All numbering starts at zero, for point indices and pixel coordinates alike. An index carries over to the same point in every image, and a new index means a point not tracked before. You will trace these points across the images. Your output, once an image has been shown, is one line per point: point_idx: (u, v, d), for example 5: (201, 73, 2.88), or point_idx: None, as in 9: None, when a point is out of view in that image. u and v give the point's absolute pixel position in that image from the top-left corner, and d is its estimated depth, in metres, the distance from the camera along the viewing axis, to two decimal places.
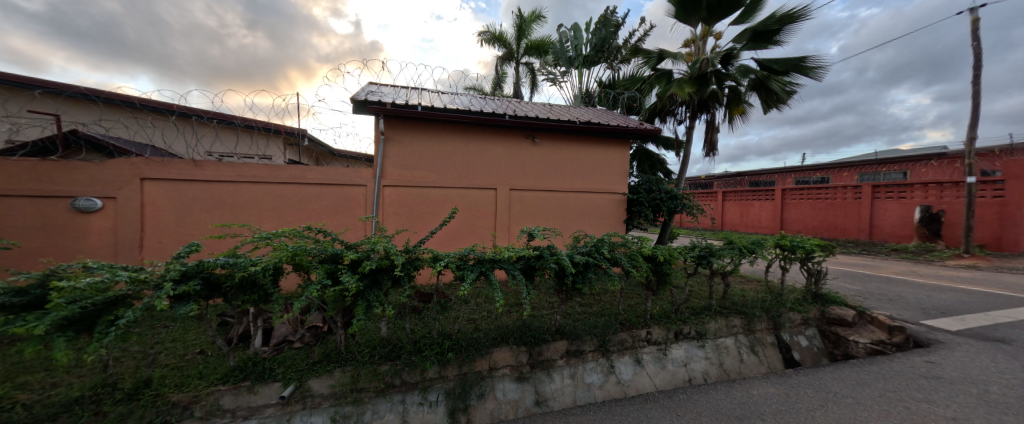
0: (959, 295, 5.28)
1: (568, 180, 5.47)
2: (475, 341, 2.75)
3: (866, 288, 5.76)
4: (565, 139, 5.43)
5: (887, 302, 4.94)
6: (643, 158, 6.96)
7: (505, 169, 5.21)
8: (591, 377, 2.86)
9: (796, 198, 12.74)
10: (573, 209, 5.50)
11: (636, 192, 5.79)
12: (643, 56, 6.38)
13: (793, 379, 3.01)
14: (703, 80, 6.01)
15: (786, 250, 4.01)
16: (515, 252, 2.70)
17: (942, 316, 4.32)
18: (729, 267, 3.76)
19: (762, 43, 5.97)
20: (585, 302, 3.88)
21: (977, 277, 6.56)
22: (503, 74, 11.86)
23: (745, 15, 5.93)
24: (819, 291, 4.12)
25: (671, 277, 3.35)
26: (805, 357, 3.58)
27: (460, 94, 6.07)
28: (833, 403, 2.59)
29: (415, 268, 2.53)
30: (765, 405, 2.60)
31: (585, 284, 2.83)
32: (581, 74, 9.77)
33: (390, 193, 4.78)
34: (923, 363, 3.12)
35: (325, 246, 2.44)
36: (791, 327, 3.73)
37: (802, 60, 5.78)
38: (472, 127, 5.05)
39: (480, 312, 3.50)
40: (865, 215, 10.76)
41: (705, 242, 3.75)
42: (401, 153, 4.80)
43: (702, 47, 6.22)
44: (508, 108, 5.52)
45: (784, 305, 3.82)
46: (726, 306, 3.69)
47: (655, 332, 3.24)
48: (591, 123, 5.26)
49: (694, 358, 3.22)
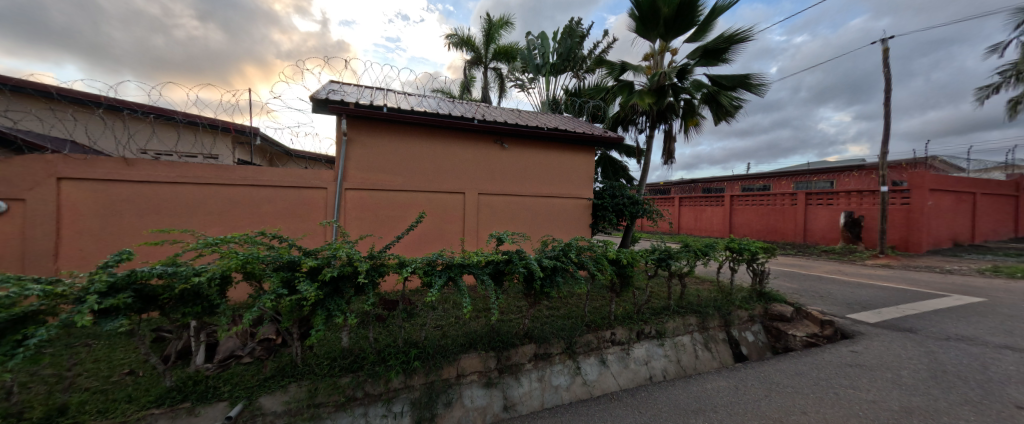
0: (875, 291, 5.98)
1: (536, 185, 5.54)
2: (443, 348, 2.69)
3: (801, 286, 6.36)
4: (533, 145, 5.51)
5: (818, 298, 5.49)
6: (607, 164, 7.24)
7: (473, 173, 5.18)
8: (558, 380, 2.90)
9: (742, 204, 13.78)
10: (540, 214, 5.57)
11: (601, 197, 6.01)
12: (606, 67, 6.65)
13: (741, 372, 3.25)
14: (661, 92, 6.36)
15: (735, 252, 4.34)
16: (484, 257, 2.68)
17: (863, 310, 4.88)
18: (686, 269, 3.99)
19: (712, 61, 6.43)
20: (552, 305, 3.95)
21: (890, 275, 7.46)
22: (472, 78, 11.87)
23: (698, 34, 6.37)
24: (763, 290, 4.50)
25: (634, 279, 3.50)
26: (751, 352, 3.88)
27: (428, 97, 5.98)
28: (776, 393, 2.82)
29: (380, 274, 2.44)
30: (717, 398, 2.78)
31: (552, 287, 2.87)
32: (547, 82, 9.97)
33: (352, 196, 4.59)
34: (847, 352, 3.51)
35: (280, 253, 2.30)
36: (739, 324, 4.02)
37: (747, 78, 6.30)
38: (440, 129, 4.99)
39: (448, 318, 3.45)
40: (800, 220, 11.89)
41: (664, 245, 3.95)
42: (364, 156, 4.63)
43: (660, 61, 6.59)
44: (477, 112, 5.50)
45: (733, 303, 4.12)
46: (683, 306, 3.93)
47: (618, 332, 3.35)
48: (557, 130, 5.38)
49: (654, 356, 3.37)
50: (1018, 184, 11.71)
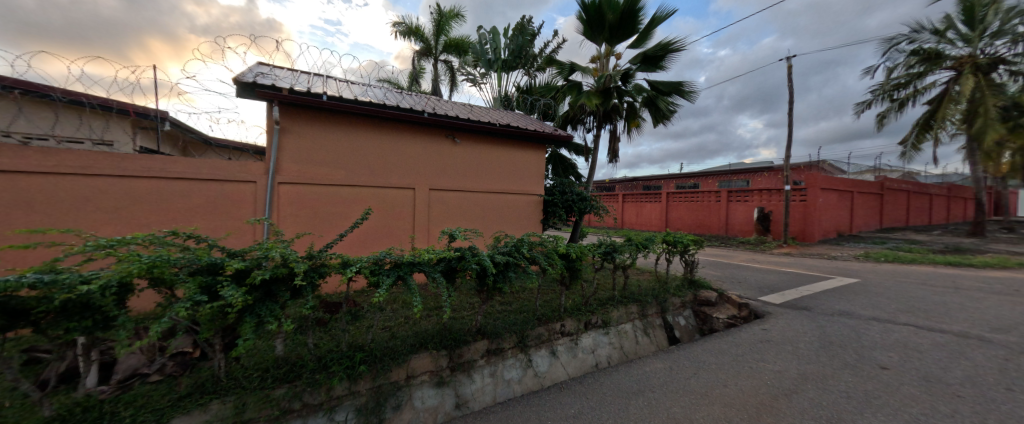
0: (780, 276, 6.91)
1: (487, 180, 5.52)
2: (391, 349, 2.58)
3: (723, 274, 7.15)
4: (484, 140, 5.46)
5: (737, 284, 6.21)
6: (557, 162, 7.44)
7: (422, 168, 5.00)
8: (510, 373, 2.94)
9: (676, 201, 15.07)
10: (492, 210, 5.56)
11: (551, 194, 6.17)
12: (556, 66, 6.80)
13: (675, 354, 3.57)
14: (606, 93, 6.67)
15: (670, 244, 4.73)
16: (435, 254, 2.61)
17: (771, 292, 5.62)
18: (628, 261, 4.26)
19: (651, 67, 6.89)
20: (505, 300, 3.98)
21: (792, 261, 8.67)
22: (421, 70, 11.45)
23: (639, 41, 6.78)
24: (693, 278, 4.97)
25: (582, 272, 3.64)
26: (683, 334, 4.25)
27: (374, 87, 5.65)
28: (703, 370, 3.15)
29: (320, 275, 2.26)
30: (654, 379, 3.02)
31: (505, 283, 2.88)
32: (499, 78, 9.95)
33: (286, 191, 4.19)
34: (759, 330, 4.03)
35: (197, 255, 2.02)
36: (673, 310, 4.39)
37: (681, 84, 6.84)
38: (386, 121, 4.74)
39: (397, 319, 3.32)
40: (722, 215, 13.32)
41: (610, 240, 4.17)
42: (299, 147, 4.25)
43: (606, 64, 6.90)
44: (427, 105, 5.32)
45: (668, 291, 4.50)
46: (625, 296, 4.19)
47: (567, 324, 3.47)
48: (508, 127, 5.39)
49: (600, 344, 3.56)
50: (883, 184, 14.24)
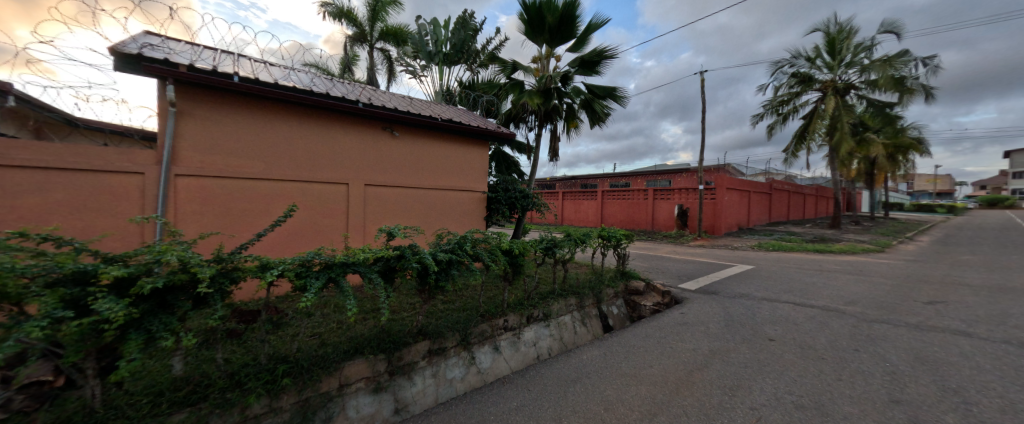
0: (695, 265, 7.77)
1: (428, 176, 5.32)
2: (321, 358, 2.35)
3: (648, 265, 7.81)
4: (425, 135, 5.26)
5: (660, 273, 6.84)
6: (500, 159, 7.44)
7: (356, 161, 4.65)
8: (452, 372, 2.86)
9: (609, 198, 16.09)
10: (433, 207, 5.38)
11: (494, 191, 6.17)
12: (499, 63, 6.78)
13: (609, 341, 3.81)
14: (547, 94, 6.83)
15: (605, 239, 5.01)
16: (372, 253, 2.43)
17: (688, 280, 6.28)
18: (568, 255, 4.42)
19: (588, 71, 7.22)
20: (447, 298, 3.88)
21: (704, 252, 9.80)
22: (354, 56, 10.65)
23: (577, 45, 7.05)
24: (625, 270, 5.34)
25: (524, 267, 3.69)
26: (616, 322, 4.55)
27: (300, 72, 5.11)
28: (633, 354, 3.40)
29: (232, 281, 1.97)
30: (591, 366, 3.19)
31: (448, 281, 2.79)
32: (440, 71, 9.66)
33: (187, 183, 3.60)
34: (679, 314, 4.48)
35: (58, 262, 1.62)
36: (608, 299, 4.67)
37: (614, 90, 7.28)
38: (314, 110, 4.33)
39: (328, 325, 3.04)
40: (649, 211, 14.55)
41: (550, 235, 4.28)
42: (204, 133, 3.67)
43: (547, 65, 7.07)
44: (361, 94, 4.95)
45: (603, 282, 4.77)
46: (565, 289, 4.35)
47: (510, 319, 3.49)
48: (450, 121, 5.24)
49: (541, 336, 3.65)
50: (773, 185, 16.74)
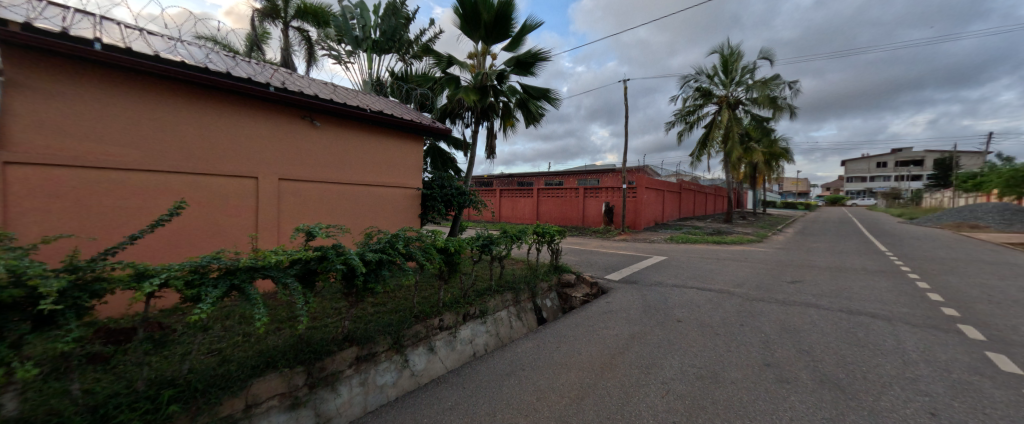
0: (619, 257, 8.42)
1: (355, 170, 4.95)
2: (222, 377, 2.04)
3: (579, 258, 8.27)
4: (352, 126, 4.88)
5: (589, 266, 7.27)
6: (435, 155, 7.22)
7: (268, 152, 4.13)
8: (383, 378, 2.69)
9: (543, 196, 16.63)
10: (361, 203, 5.02)
11: (429, 187, 5.97)
12: (433, 56, 6.56)
13: (543, 333, 3.94)
14: (483, 91, 6.79)
15: (540, 235, 5.15)
16: (286, 255, 2.16)
17: (612, 271, 6.78)
18: (504, 252, 4.45)
19: (523, 71, 7.35)
20: (377, 301, 3.65)
21: (627, 245, 10.68)
22: (265, 34, 9.46)
23: (513, 44, 7.13)
24: (558, 264, 5.57)
25: (461, 265, 3.62)
26: (550, 315, 4.72)
27: (192, 46, 4.37)
28: (563, 343, 3.57)
29: (93, 293, 1.60)
30: (525, 359, 3.27)
31: (378, 282, 2.61)
32: (368, 59, 9.05)
33: (29, 173, 2.86)
34: (605, 303, 4.82)
35: None
36: (542, 293, 4.82)
37: (548, 91, 7.51)
38: (213, 91, 3.74)
39: (231, 338, 2.65)
40: (580, 208, 15.38)
41: (487, 232, 4.26)
42: (54, 111, 2.95)
43: (482, 62, 7.02)
44: (274, 78, 4.41)
45: (538, 277, 4.91)
46: (501, 285, 4.38)
47: (446, 318, 3.40)
48: (381, 113, 4.93)
49: (478, 334, 3.62)
50: (683, 185, 18.87)
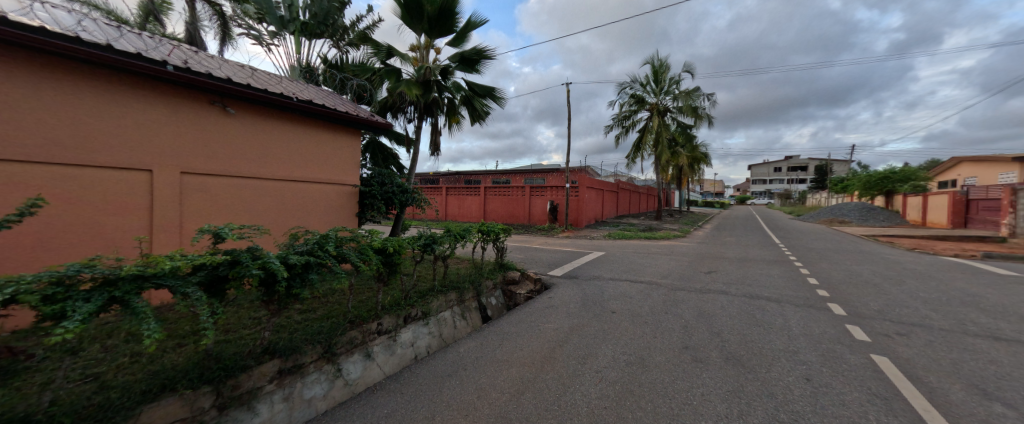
0: (561, 254, 8.78)
1: (280, 165, 4.54)
2: (103, 406, 1.73)
3: (523, 256, 8.46)
4: (275, 116, 4.46)
5: (533, 263, 7.48)
6: (375, 150, 6.88)
7: (170, 143, 3.60)
8: (312, 391, 2.50)
9: (490, 194, 16.66)
10: (287, 201, 4.62)
11: (368, 185, 5.68)
12: (372, 46, 6.23)
13: (486, 331, 3.98)
14: (426, 86, 6.61)
15: (485, 233, 5.17)
16: (187, 260, 1.88)
17: (555, 267, 7.06)
18: (447, 251, 4.40)
19: (468, 68, 7.29)
20: (306, 307, 3.39)
21: (569, 242, 11.17)
22: (166, 4, 8.22)
23: (457, 40, 7.04)
24: (502, 262, 5.65)
25: (400, 266, 3.51)
26: (494, 312, 4.76)
27: (60, 10, 3.64)
28: (506, 340, 3.65)
29: None
30: (467, 358, 3.28)
31: (305, 287, 2.41)
32: (297, 43, 8.31)
33: None
34: (547, 298, 5.01)
35: None
36: (487, 291, 4.84)
37: (493, 90, 7.54)
38: (92, 68, 3.15)
39: (116, 359, 2.26)
40: (525, 207, 15.71)
41: (429, 232, 4.17)
42: None
43: (425, 55, 6.84)
44: (176, 57, 3.86)
45: (482, 275, 4.94)
46: (445, 285, 4.33)
47: (385, 322, 3.27)
48: (310, 104, 4.58)
49: (419, 336, 3.54)
50: (619, 185, 20.20)
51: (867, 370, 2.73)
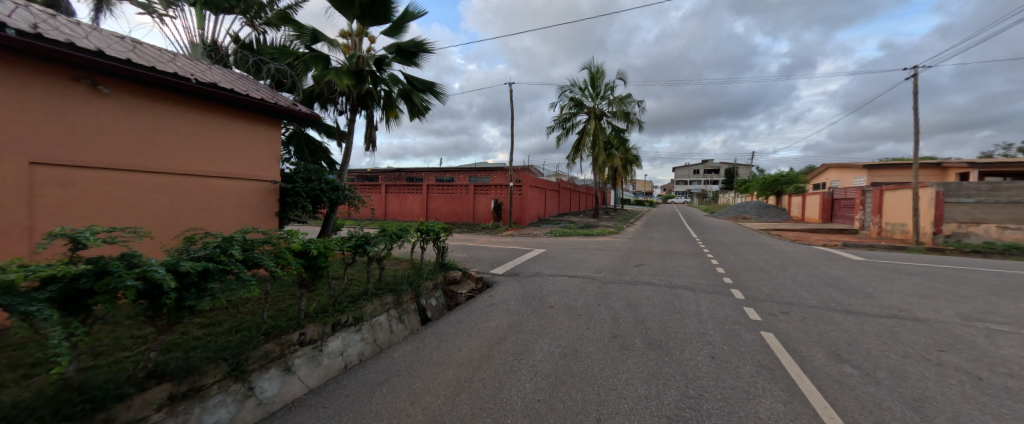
0: (504, 252, 8.84)
1: (175, 157, 3.94)
2: None
3: (466, 255, 8.36)
4: (165, 99, 3.83)
5: (476, 261, 7.42)
6: (301, 143, 6.27)
7: (17, 125, 2.90)
8: (215, 416, 2.15)
9: (434, 192, 16.19)
10: (185, 198, 4.03)
11: (291, 181, 5.16)
12: (294, 28, 5.67)
13: (424, 333, 3.85)
14: (359, 76, 6.18)
15: (424, 233, 4.99)
16: (30, 272, 1.51)
17: (497, 265, 7.08)
18: (383, 252, 4.17)
19: (406, 61, 6.98)
20: (209, 321, 2.96)
21: (512, 240, 11.30)
22: None
23: (394, 30, 6.71)
24: (444, 261, 5.53)
25: (327, 270, 3.23)
26: (435, 313, 4.61)
27: None
28: (444, 341, 3.58)
29: None
30: (402, 363, 3.14)
31: (204, 298, 2.09)
32: (201, 18, 7.26)
33: None
34: (489, 297, 5.00)
35: None
36: (426, 292, 4.67)
37: (433, 85, 7.29)
38: None
39: None
40: (469, 205, 15.56)
41: (362, 232, 3.89)
42: None
43: (358, 43, 6.40)
44: (23, 20, 3.13)
45: (422, 276, 4.77)
46: (380, 288, 4.10)
47: (308, 331, 2.99)
48: (209, 86, 4.01)
49: (350, 343, 3.29)
50: (561, 184, 20.95)
51: (759, 346, 3.14)
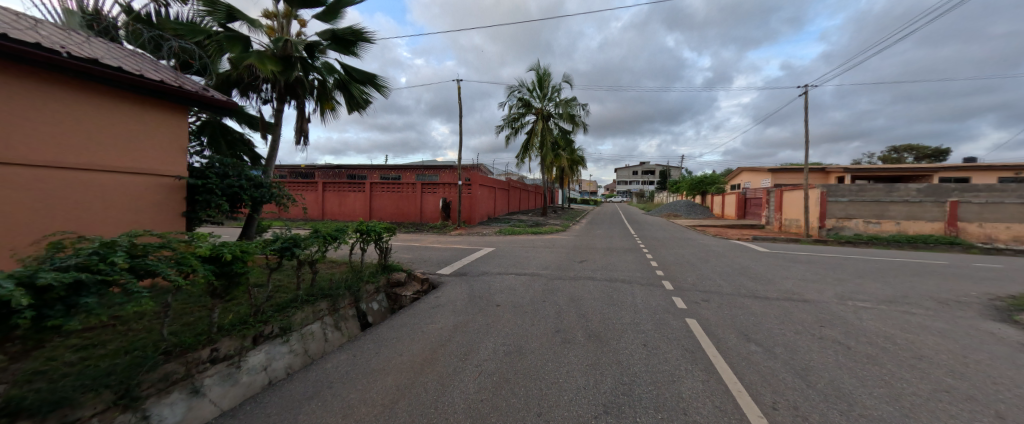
0: (452, 252, 8.67)
1: (40, 146, 3.27)
2: None
3: (411, 255, 8.05)
4: (21, 74, 3.15)
5: (422, 262, 7.17)
6: (216, 133, 5.56)
7: None
8: None
9: (379, 190, 15.34)
10: (56, 196, 3.37)
11: (202, 177, 4.54)
12: (204, 2, 5.00)
13: (363, 341, 3.60)
14: (286, 62, 5.63)
15: (364, 233, 4.69)
16: None
17: (444, 265, 6.91)
18: (316, 255, 3.84)
19: (343, 49, 6.52)
20: (88, 342, 2.48)
21: (460, 239, 11.12)
22: None
23: (328, 15, 6.23)
24: (386, 263, 5.26)
25: (246, 277, 2.87)
26: (376, 318, 4.33)
27: None
28: (384, 346, 3.39)
29: None
30: (335, 373, 2.90)
31: (72, 316, 1.72)
32: None
33: None
34: (434, 298, 4.85)
35: None
36: (367, 296, 4.37)
37: (374, 77, 6.88)
38: None
39: None
40: (416, 204, 15.04)
41: (289, 233, 3.53)
42: None
43: (285, 26, 5.84)
44: None
45: (361, 279, 4.47)
46: (312, 295, 3.76)
47: (221, 347, 2.63)
48: (87, 62, 3.37)
49: (276, 356, 2.93)
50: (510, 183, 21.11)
51: (684, 331, 3.43)
